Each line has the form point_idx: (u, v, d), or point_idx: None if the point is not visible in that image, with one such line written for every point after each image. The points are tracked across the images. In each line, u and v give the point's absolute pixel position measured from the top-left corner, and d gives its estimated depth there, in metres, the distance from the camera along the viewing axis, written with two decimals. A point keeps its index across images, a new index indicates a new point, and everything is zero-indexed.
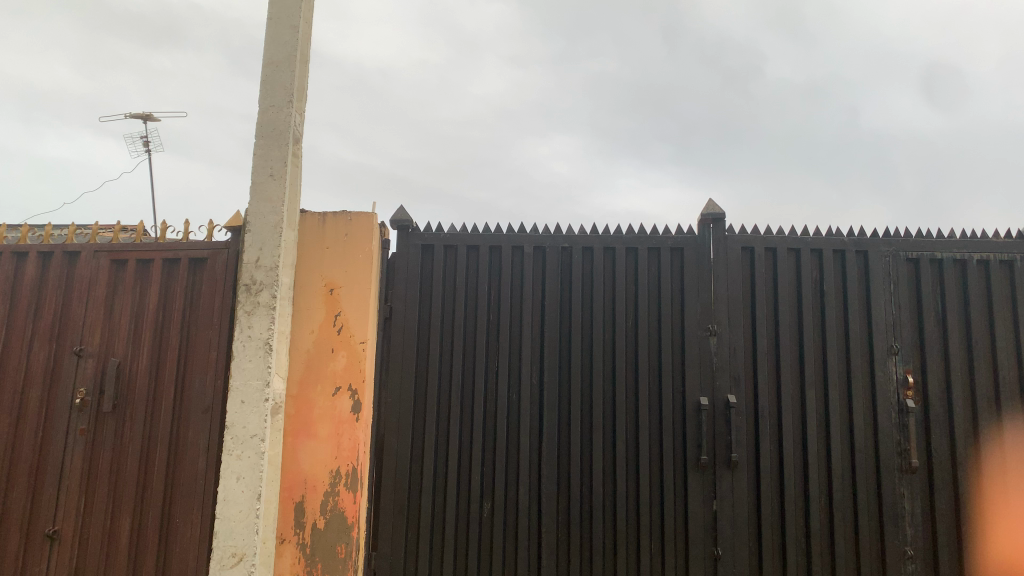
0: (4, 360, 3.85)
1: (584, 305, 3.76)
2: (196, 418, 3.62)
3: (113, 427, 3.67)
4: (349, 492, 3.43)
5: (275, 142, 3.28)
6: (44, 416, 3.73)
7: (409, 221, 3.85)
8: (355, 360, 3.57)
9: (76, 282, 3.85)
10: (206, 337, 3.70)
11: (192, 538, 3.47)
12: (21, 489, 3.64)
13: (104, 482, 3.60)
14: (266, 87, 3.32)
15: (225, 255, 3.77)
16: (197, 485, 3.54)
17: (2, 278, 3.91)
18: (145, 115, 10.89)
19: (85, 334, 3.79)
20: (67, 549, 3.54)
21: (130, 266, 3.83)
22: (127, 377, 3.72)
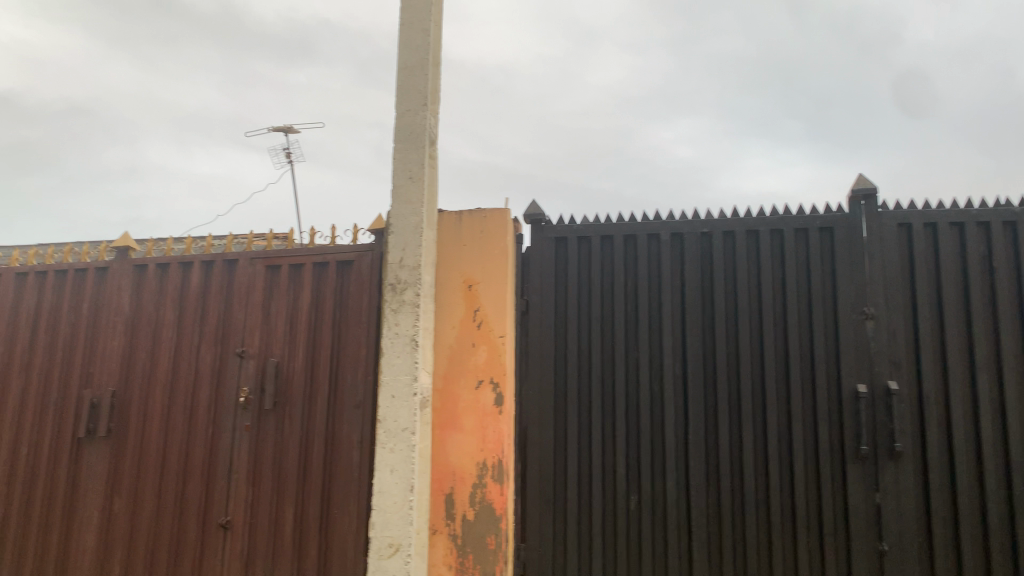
0: (176, 363, 4.16)
1: (727, 291, 3.64)
2: (349, 413, 3.78)
3: (274, 423, 3.89)
4: (496, 483, 3.48)
5: (412, 145, 3.38)
6: (213, 414, 4.00)
7: (542, 214, 3.87)
8: (496, 354, 3.61)
9: (237, 288, 4.12)
10: (355, 336, 3.86)
11: (351, 528, 3.64)
12: (197, 482, 3.93)
13: (270, 476, 3.83)
14: (402, 92, 3.42)
15: (371, 256, 3.93)
16: (353, 478, 3.70)
17: (172, 287, 4.24)
18: (286, 129, 11.43)
19: (245, 336, 4.04)
20: (239, 538, 3.79)
21: (284, 271, 4.06)
22: (285, 375, 3.93)
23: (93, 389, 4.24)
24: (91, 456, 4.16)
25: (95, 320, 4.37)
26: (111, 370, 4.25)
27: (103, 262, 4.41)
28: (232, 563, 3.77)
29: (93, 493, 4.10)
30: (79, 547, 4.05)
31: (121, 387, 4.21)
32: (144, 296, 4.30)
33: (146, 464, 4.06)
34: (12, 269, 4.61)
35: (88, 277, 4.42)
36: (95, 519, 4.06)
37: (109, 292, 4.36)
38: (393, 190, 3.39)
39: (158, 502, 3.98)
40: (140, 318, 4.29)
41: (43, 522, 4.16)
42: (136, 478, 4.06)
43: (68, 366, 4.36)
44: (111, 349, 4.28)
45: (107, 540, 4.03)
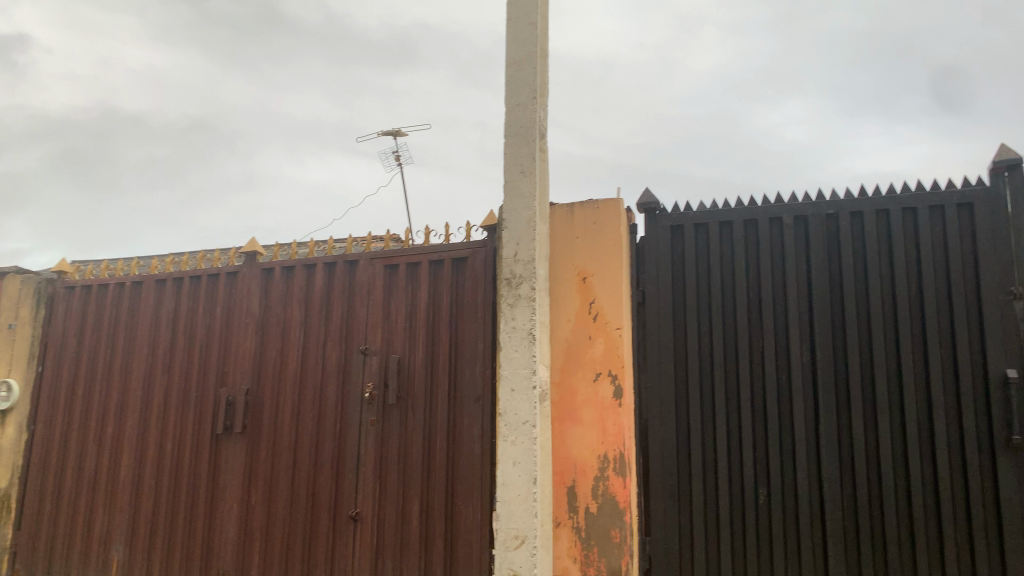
0: (304, 361, 4.33)
1: (857, 275, 3.48)
2: (469, 407, 3.84)
3: (398, 417, 4.00)
4: (618, 476, 3.44)
5: (523, 139, 3.39)
6: (340, 410, 4.15)
7: (656, 203, 3.81)
8: (613, 346, 3.57)
9: (359, 288, 4.25)
10: (473, 331, 3.91)
11: (475, 521, 3.69)
12: (327, 475, 4.08)
13: (395, 469, 3.93)
14: (512, 86, 3.44)
15: (484, 252, 3.97)
16: (475, 470, 3.75)
17: (298, 288, 4.42)
18: (393, 134, 11.69)
19: (368, 334, 4.17)
20: (368, 529, 3.91)
21: (402, 269, 4.16)
22: (406, 371, 4.03)
23: (229, 388, 4.47)
24: (229, 451, 4.39)
25: (228, 323, 4.61)
26: (244, 370, 4.46)
27: (234, 267, 4.65)
28: (363, 554, 3.89)
29: (232, 486, 4.32)
30: (221, 537, 4.28)
31: (253, 385, 4.42)
32: (272, 298, 4.50)
33: (279, 458, 4.24)
34: (153, 277, 4.91)
35: (221, 282, 4.67)
36: (235, 511, 4.27)
37: (240, 296, 4.59)
38: (505, 185, 3.42)
39: (291, 494, 4.16)
40: (268, 319, 4.49)
41: (188, 515, 4.40)
42: (270, 472, 4.26)
43: (205, 366, 4.61)
44: (243, 349, 4.50)
45: (246, 531, 4.23)
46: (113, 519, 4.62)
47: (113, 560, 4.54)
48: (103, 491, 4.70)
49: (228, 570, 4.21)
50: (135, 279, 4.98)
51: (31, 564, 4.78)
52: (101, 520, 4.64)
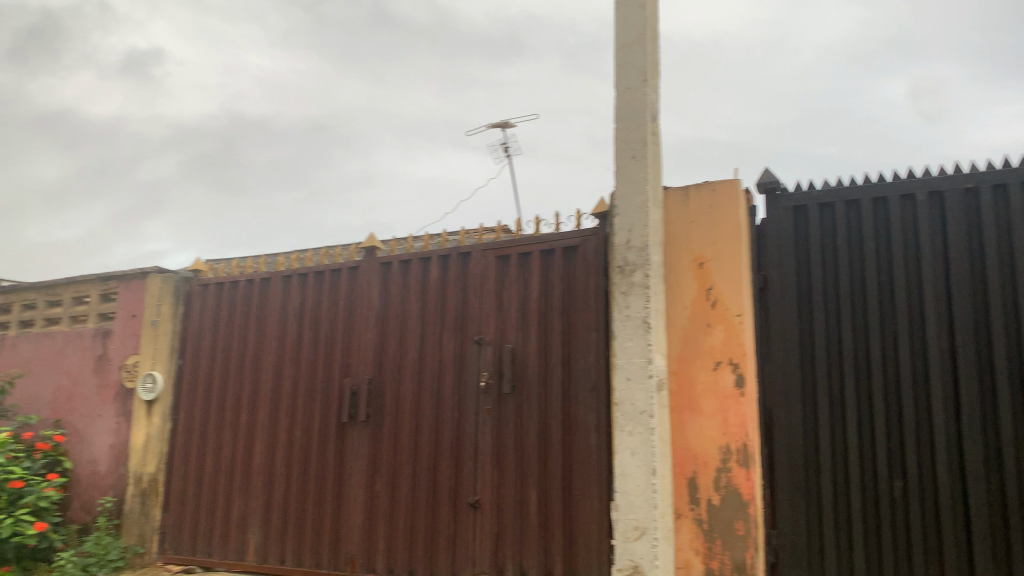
0: (422, 352, 4.43)
1: (1001, 253, 3.23)
2: (584, 396, 3.81)
3: (514, 407, 4.02)
4: (741, 467, 3.34)
5: (634, 123, 3.34)
6: (457, 400, 4.21)
7: (776, 182, 3.66)
8: (733, 334, 3.46)
9: (472, 279, 4.30)
10: (585, 320, 3.89)
11: (593, 511, 3.67)
12: (447, 463, 4.16)
13: (512, 458, 3.96)
14: (622, 71, 3.40)
15: (595, 240, 3.93)
16: (592, 460, 3.72)
17: (415, 281, 4.52)
18: (502, 125, 11.74)
19: (482, 324, 4.21)
20: (488, 516, 3.96)
21: (513, 260, 4.18)
22: (521, 361, 4.05)
23: (352, 378, 4.64)
24: (354, 439, 4.55)
25: (349, 316, 4.77)
26: (365, 361, 4.61)
27: (353, 262, 4.81)
28: (483, 541, 3.95)
29: (358, 473, 4.48)
30: (349, 522, 4.44)
31: (375, 375, 4.56)
32: (390, 291, 4.62)
33: (401, 447, 4.36)
34: (279, 273, 5.15)
35: (342, 277, 4.84)
36: (361, 497, 4.43)
37: (361, 290, 4.74)
38: (616, 172, 3.38)
39: (413, 482, 4.27)
40: (387, 311, 4.62)
41: (317, 500, 4.60)
42: (393, 460, 4.38)
43: (329, 358, 4.79)
44: (364, 341, 4.64)
45: (371, 516, 4.38)
46: (249, 504, 4.87)
47: (250, 542, 4.79)
48: (239, 477, 4.97)
49: (356, 554, 4.36)
50: (263, 275, 5.23)
51: (178, 544, 5.10)
52: (238, 504, 4.91)
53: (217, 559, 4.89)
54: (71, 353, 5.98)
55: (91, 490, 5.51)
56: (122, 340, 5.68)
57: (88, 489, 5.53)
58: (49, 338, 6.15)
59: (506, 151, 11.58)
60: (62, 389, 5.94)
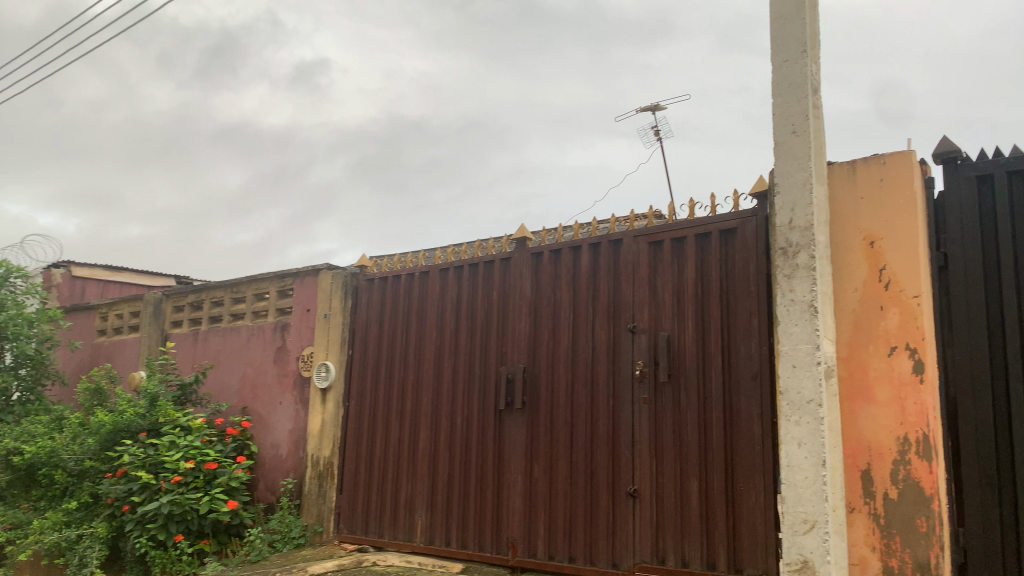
0: (575, 340, 4.43)
1: None
2: (746, 384, 3.68)
3: (671, 395, 3.95)
4: (922, 460, 3.11)
5: (793, 96, 3.18)
6: (613, 389, 4.19)
7: (956, 151, 3.37)
8: (910, 317, 3.22)
9: (624, 266, 4.26)
10: (746, 305, 3.75)
11: (757, 503, 3.54)
12: (604, 451, 4.15)
13: (671, 447, 3.89)
14: (779, 43, 3.25)
15: (754, 221, 3.77)
16: (756, 450, 3.59)
17: (566, 270, 4.54)
18: (653, 106, 11.52)
19: (636, 312, 4.16)
20: (648, 506, 3.92)
21: (667, 245, 4.09)
22: (677, 348, 3.97)
23: (508, 366, 4.72)
24: (512, 426, 4.63)
25: (504, 306, 4.86)
26: (521, 350, 4.68)
27: (506, 253, 4.89)
28: (644, 530, 3.91)
29: (517, 460, 4.56)
30: (509, 508, 4.53)
31: (530, 363, 4.62)
32: (542, 280, 4.66)
33: (558, 435, 4.39)
34: (437, 267, 5.32)
35: (495, 268, 4.93)
36: (520, 483, 4.51)
37: (514, 280, 4.81)
38: (776, 148, 3.23)
39: (571, 470, 4.29)
40: (540, 300, 4.66)
41: (479, 486, 4.72)
42: (551, 448, 4.42)
43: (486, 348, 4.90)
44: (519, 330, 4.72)
45: (531, 503, 4.44)
46: (416, 487, 5.09)
47: (417, 524, 5.00)
48: (406, 462, 5.19)
49: (517, 539, 4.44)
50: (422, 269, 5.43)
51: (352, 524, 5.40)
52: (406, 488, 5.13)
53: (387, 540, 5.14)
54: (254, 345, 6.47)
55: (275, 471, 5.95)
56: (299, 333, 6.10)
57: (272, 471, 5.97)
58: (235, 332, 6.70)
59: (655, 137, 11.34)
60: (247, 379, 6.45)
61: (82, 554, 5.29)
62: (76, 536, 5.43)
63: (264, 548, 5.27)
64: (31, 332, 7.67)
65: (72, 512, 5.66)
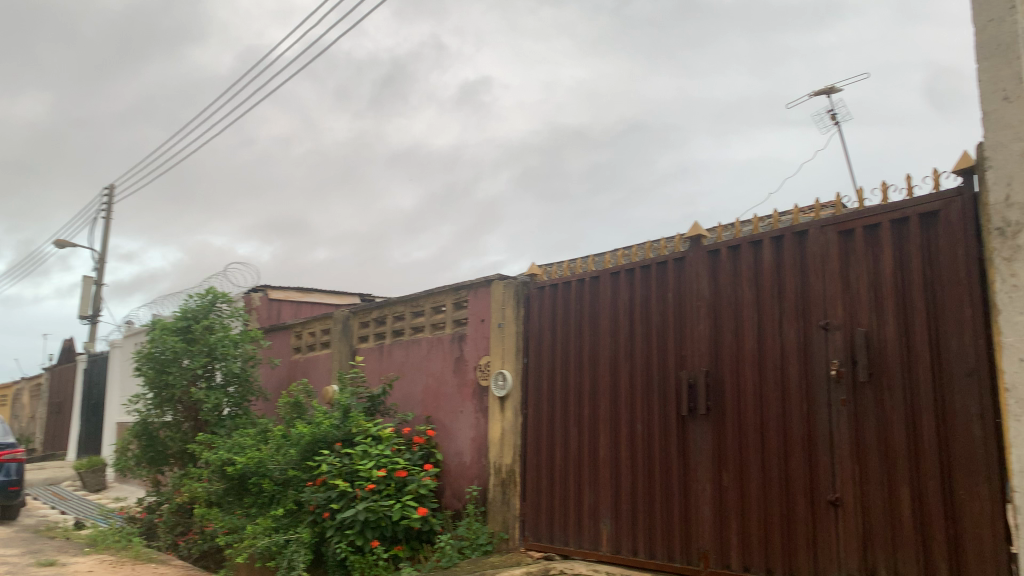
0: (761, 340, 4.21)
1: None
2: (961, 382, 3.33)
3: (873, 396, 3.64)
4: None
5: (1003, 60, 3.00)
6: (806, 391, 3.93)
7: None
8: None
9: (812, 259, 3.99)
10: (956, 295, 3.40)
11: (982, 514, 3.19)
12: (799, 458, 3.90)
13: (876, 451, 3.59)
14: (983, 4, 3.08)
15: (960, 202, 3.41)
16: (978, 454, 3.23)
17: (747, 267, 4.32)
18: (829, 88, 10.80)
19: (828, 308, 3.89)
20: (853, 516, 3.64)
21: (859, 234, 3.79)
22: (876, 345, 3.67)
23: (689, 370, 4.57)
24: (697, 432, 4.47)
25: (681, 307, 4.70)
26: (701, 353, 4.51)
27: (680, 252, 4.74)
28: (849, 542, 3.63)
29: (704, 466, 4.39)
30: (698, 517, 4.37)
31: (712, 367, 4.44)
32: (721, 279, 4.47)
33: (747, 441, 4.18)
34: (608, 271, 5.25)
35: (669, 269, 4.79)
36: (709, 490, 4.34)
37: (690, 280, 4.66)
38: (988, 118, 3.07)
39: (764, 477, 4.07)
40: (720, 300, 4.47)
41: (665, 494, 4.60)
42: (740, 454, 4.21)
43: (664, 351, 4.77)
44: (698, 332, 4.55)
45: (721, 511, 4.26)
46: (599, 496, 5.03)
47: (603, 533, 4.95)
48: (588, 469, 5.15)
49: (709, 549, 4.28)
50: (593, 274, 5.38)
51: (537, 531, 5.43)
52: (590, 495, 5.09)
53: (573, 548, 5.12)
54: (434, 357, 6.69)
55: (460, 479, 6.09)
56: (476, 343, 6.24)
57: (457, 478, 6.12)
58: (416, 345, 6.96)
59: (834, 120, 10.58)
60: (429, 389, 6.67)
61: (290, 558, 5.66)
62: (284, 541, 5.83)
63: (454, 554, 5.39)
64: (237, 351, 8.37)
65: (279, 518, 6.09)
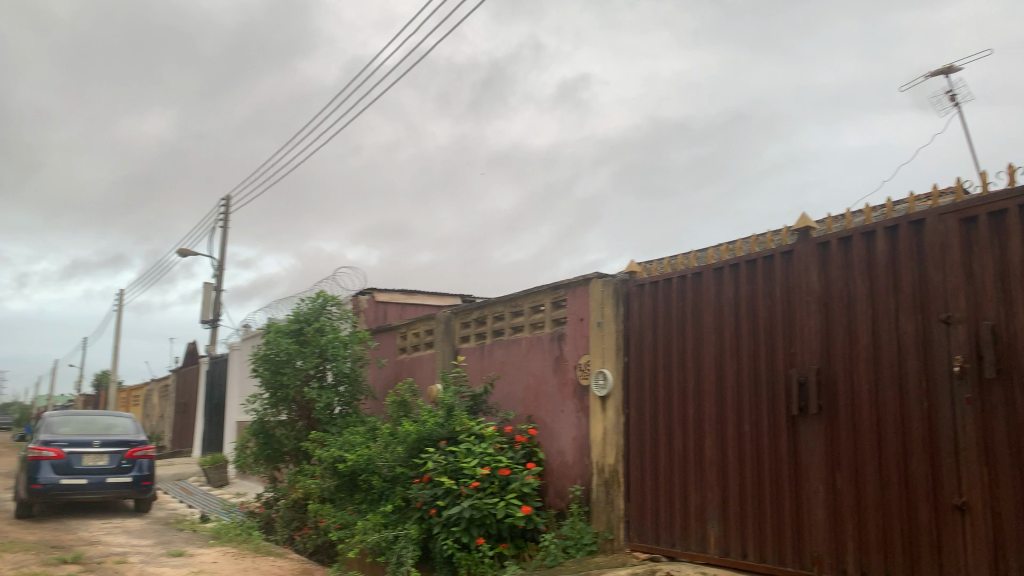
0: (876, 335, 4.02)
1: None
2: None
3: (1001, 394, 3.41)
4: None
5: None
6: (926, 388, 3.72)
7: None
8: None
9: (930, 249, 3.77)
10: None
11: None
12: (920, 459, 3.69)
13: (1005, 452, 3.36)
14: None
15: None
16: None
17: (860, 259, 4.13)
18: (947, 68, 10.20)
19: (949, 300, 3.66)
20: (981, 521, 3.41)
21: (983, 221, 3.56)
22: (1005, 339, 3.43)
23: (799, 368, 4.40)
24: (808, 432, 4.30)
25: (789, 302, 4.54)
26: (812, 350, 4.34)
27: (787, 245, 4.57)
28: (978, 548, 3.42)
29: (816, 467, 4.22)
30: (811, 520, 4.21)
31: (823, 364, 4.27)
32: (831, 272, 4.29)
33: (862, 441, 3.99)
34: (710, 266, 5.13)
35: (776, 263, 4.63)
36: (822, 493, 4.16)
37: (798, 274, 4.49)
38: None
39: (881, 479, 3.87)
40: (831, 295, 4.29)
41: (775, 497, 4.44)
42: (854, 454, 4.03)
43: (772, 349, 4.61)
44: (808, 328, 4.38)
45: (836, 515, 4.08)
46: (706, 497, 4.92)
47: (710, 534, 4.83)
48: (693, 469, 5.04)
49: (823, 554, 4.11)
50: (695, 269, 5.26)
51: (642, 531, 5.35)
52: (696, 496, 4.98)
53: (680, 550, 5.02)
54: (534, 356, 6.70)
55: (563, 478, 6.08)
56: (575, 342, 6.21)
57: (560, 478, 6.11)
58: (516, 344, 7.00)
59: (951, 102, 9.98)
60: (530, 388, 6.69)
61: (400, 553, 5.79)
62: (393, 537, 5.98)
63: (559, 553, 5.40)
64: (346, 352, 8.65)
65: (388, 514, 6.25)
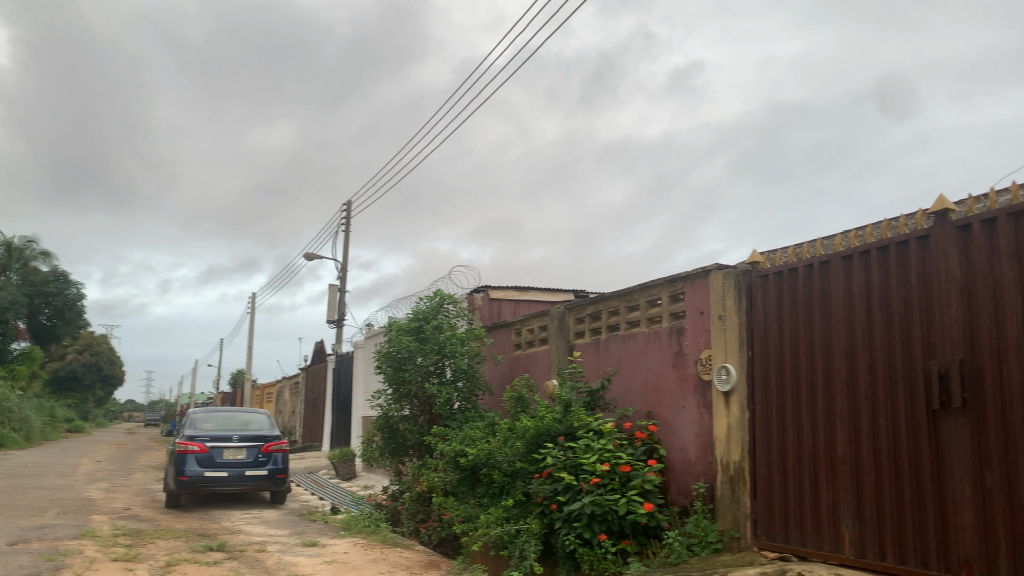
0: None
1: None
2: None
3: None
4: None
5: None
6: None
7: None
8: None
9: None
10: None
11: None
12: None
13: None
14: None
15: None
16: None
17: (1007, 242, 3.85)
18: None
19: None
20: None
21: None
22: None
23: (939, 359, 4.14)
24: (951, 428, 4.04)
25: (926, 290, 4.28)
26: (955, 339, 4.07)
27: (923, 229, 4.32)
28: None
29: (961, 464, 3.96)
30: (957, 521, 3.95)
31: (968, 355, 4.00)
32: (974, 257, 4.02)
33: (1014, 436, 3.72)
34: (839, 254, 4.91)
35: (911, 249, 4.38)
36: (969, 492, 3.90)
37: (936, 260, 4.22)
38: None
39: None
40: (974, 281, 4.01)
41: (915, 495, 4.20)
42: (1005, 450, 3.76)
43: (909, 340, 4.36)
44: (949, 317, 4.11)
45: (986, 516, 3.82)
46: (839, 496, 4.70)
47: (845, 534, 4.62)
48: (824, 466, 4.84)
49: (972, 558, 3.85)
50: (823, 258, 5.05)
51: (770, 530, 5.18)
52: (827, 494, 4.78)
53: (812, 549, 4.83)
54: (653, 351, 6.60)
55: (685, 475, 5.97)
56: (695, 336, 6.08)
57: (683, 475, 6.00)
58: (633, 339, 6.91)
59: None
60: (649, 383, 6.60)
61: (522, 547, 5.85)
62: (515, 531, 6.04)
63: (683, 550, 5.32)
64: (464, 349, 8.81)
65: (510, 508, 6.32)
